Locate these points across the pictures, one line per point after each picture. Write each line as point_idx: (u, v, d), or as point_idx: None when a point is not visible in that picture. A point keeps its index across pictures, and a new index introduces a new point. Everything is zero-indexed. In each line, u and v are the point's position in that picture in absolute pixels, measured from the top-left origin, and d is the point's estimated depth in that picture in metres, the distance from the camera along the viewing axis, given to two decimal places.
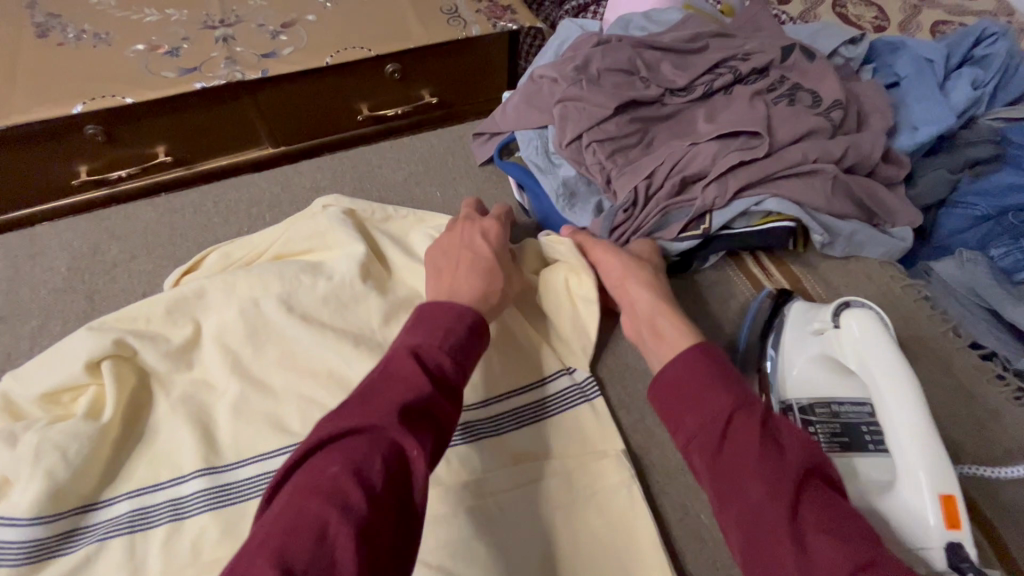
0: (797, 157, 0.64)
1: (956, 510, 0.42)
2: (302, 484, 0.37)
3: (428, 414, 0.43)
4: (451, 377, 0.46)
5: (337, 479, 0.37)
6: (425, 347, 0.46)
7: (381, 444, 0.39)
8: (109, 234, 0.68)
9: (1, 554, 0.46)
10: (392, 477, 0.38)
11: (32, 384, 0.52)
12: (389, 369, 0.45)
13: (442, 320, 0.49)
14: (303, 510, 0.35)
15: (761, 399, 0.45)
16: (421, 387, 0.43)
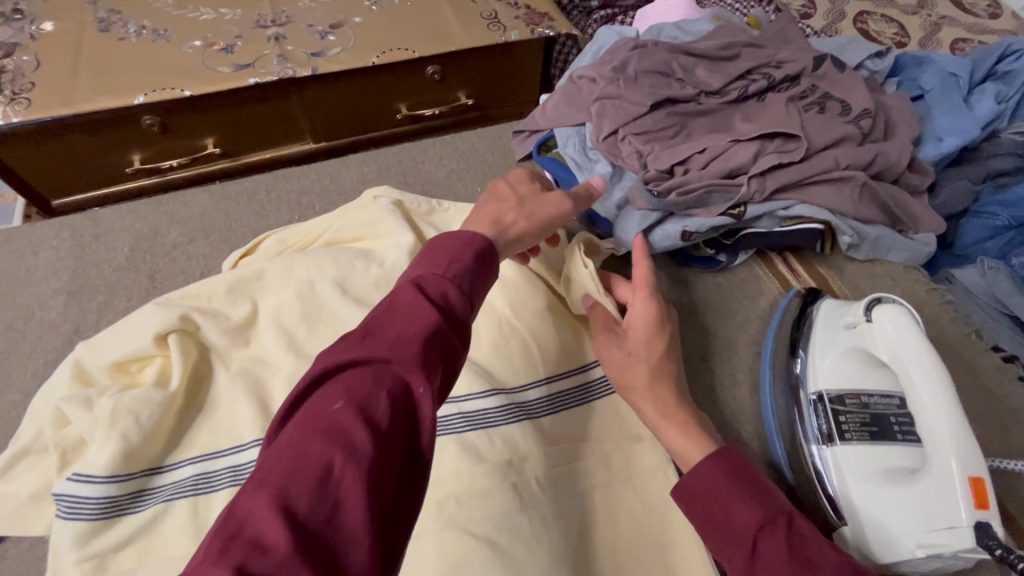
0: (829, 163, 0.67)
1: (984, 490, 0.45)
2: (299, 422, 0.32)
3: (438, 350, 0.36)
4: (460, 308, 0.40)
5: (339, 417, 0.31)
6: (430, 280, 0.40)
7: (385, 380, 0.33)
8: (167, 217, 0.71)
9: (78, 509, 0.49)
10: (399, 416, 0.33)
11: (103, 354, 0.56)
12: (392, 301, 0.38)
13: (448, 250, 0.42)
14: (303, 449, 0.30)
15: (788, 513, 0.44)
16: (428, 319, 0.37)
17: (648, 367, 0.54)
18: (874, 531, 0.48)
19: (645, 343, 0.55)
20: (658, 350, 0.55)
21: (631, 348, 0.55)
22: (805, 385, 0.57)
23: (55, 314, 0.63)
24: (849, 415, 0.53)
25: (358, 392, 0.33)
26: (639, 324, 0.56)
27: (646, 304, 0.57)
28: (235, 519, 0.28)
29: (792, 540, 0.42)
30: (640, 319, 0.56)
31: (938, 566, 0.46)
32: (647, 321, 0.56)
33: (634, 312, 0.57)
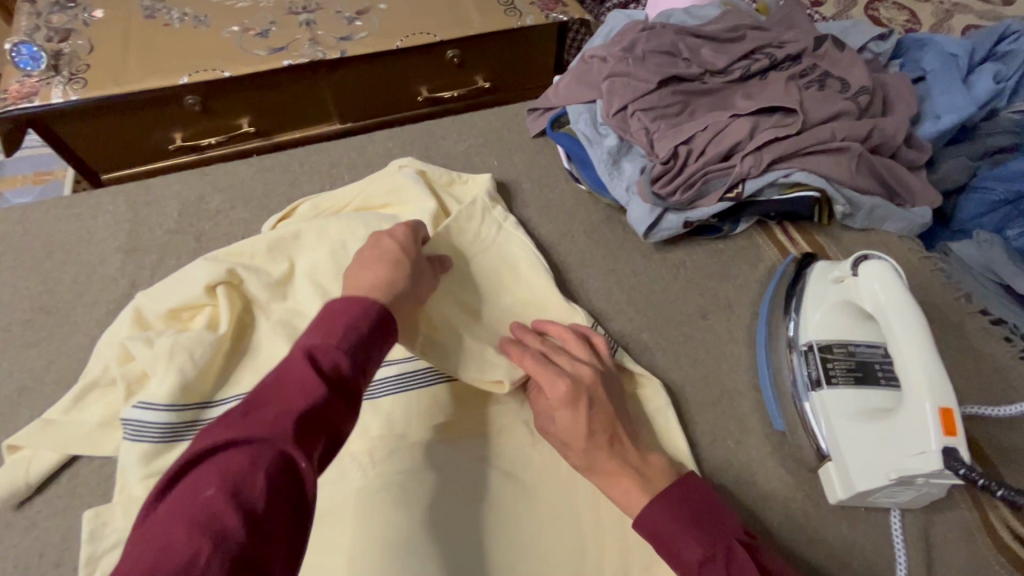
0: (826, 135, 0.71)
1: (952, 419, 0.48)
2: (167, 514, 0.31)
3: (326, 422, 0.37)
4: (354, 376, 0.40)
5: (209, 504, 0.31)
6: (322, 348, 0.40)
7: (264, 459, 0.33)
8: (211, 185, 0.77)
9: (142, 432, 0.55)
10: (279, 497, 0.32)
11: (160, 302, 0.62)
12: (281, 373, 0.39)
13: (345, 314, 0.43)
14: (168, 546, 0.29)
15: (724, 539, 0.48)
16: (316, 392, 0.37)
17: (580, 446, 0.53)
18: (853, 464, 0.53)
19: (570, 424, 0.53)
20: (582, 426, 0.52)
21: (560, 436, 0.53)
22: (798, 336, 0.62)
23: (114, 269, 0.70)
24: (837, 361, 0.58)
25: (232, 475, 0.32)
26: (556, 406, 0.54)
27: (556, 380, 0.54)
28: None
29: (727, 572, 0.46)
30: (555, 405, 0.54)
31: (913, 494, 0.52)
32: (562, 401, 0.53)
33: (550, 392, 0.55)
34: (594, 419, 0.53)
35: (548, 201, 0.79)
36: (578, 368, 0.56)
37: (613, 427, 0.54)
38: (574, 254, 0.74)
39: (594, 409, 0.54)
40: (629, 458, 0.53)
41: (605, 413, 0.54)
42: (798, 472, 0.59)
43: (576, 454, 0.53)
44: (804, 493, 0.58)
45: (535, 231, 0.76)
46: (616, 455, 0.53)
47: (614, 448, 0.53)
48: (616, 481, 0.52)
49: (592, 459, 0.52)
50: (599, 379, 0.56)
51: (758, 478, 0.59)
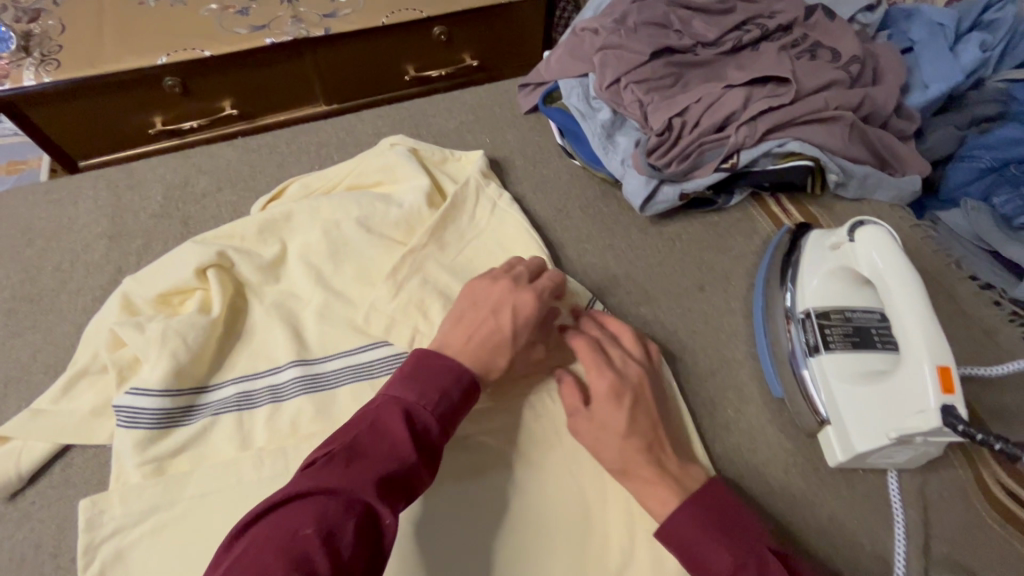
0: (820, 104, 0.71)
1: (950, 378, 0.48)
2: (269, 540, 0.35)
3: (404, 484, 0.43)
4: (434, 444, 0.47)
5: (309, 540, 0.36)
6: (415, 413, 0.46)
7: (356, 509, 0.39)
8: (196, 168, 0.75)
9: (138, 419, 0.54)
10: (362, 547, 0.38)
11: (149, 287, 0.61)
12: (376, 428, 0.45)
13: (439, 381, 0.49)
14: (270, 572, 0.33)
15: (756, 546, 0.47)
16: (404, 457, 0.44)
17: (617, 444, 0.52)
18: (851, 426, 0.54)
19: (613, 421, 0.53)
20: (626, 424, 0.53)
21: (597, 431, 0.53)
22: (796, 304, 0.62)
23: (99, 256, 0.68)
24: (835, 328, 0.58)
25: (330, 517, 0.37)
26: (599, 400, 0.54)
27: (610, 378, 0.55)
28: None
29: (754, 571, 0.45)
30: (599, 398, 0.54)
31: (911, 454, 0.53)
32: (607, 395, 0.54)
33: (592, 386, 0.55)
34: (636, 420, 0.53)
35: (542, 177, 0.78)
36: (626, 365, 0.57)
37: (655, 427, 0.54)
38: (570, 230, 0.73)
39: (636, 407, 0.54)
40: (668, 466, 0.53)
41: (648, 415, 0.54)
42: (798, 437, 0.60)
43: (612, 454, 0.52)
44: (804, 457, 0.59)
45: (530, 208, 0.75)
46: (654, 462, 0.52)
47: (653, 452, 0.53)
48: (651, 489, 0.51)
49: (629, 461, 0.52)
50: (646, 378, 0.57)
51: (760, 443, 0.60)
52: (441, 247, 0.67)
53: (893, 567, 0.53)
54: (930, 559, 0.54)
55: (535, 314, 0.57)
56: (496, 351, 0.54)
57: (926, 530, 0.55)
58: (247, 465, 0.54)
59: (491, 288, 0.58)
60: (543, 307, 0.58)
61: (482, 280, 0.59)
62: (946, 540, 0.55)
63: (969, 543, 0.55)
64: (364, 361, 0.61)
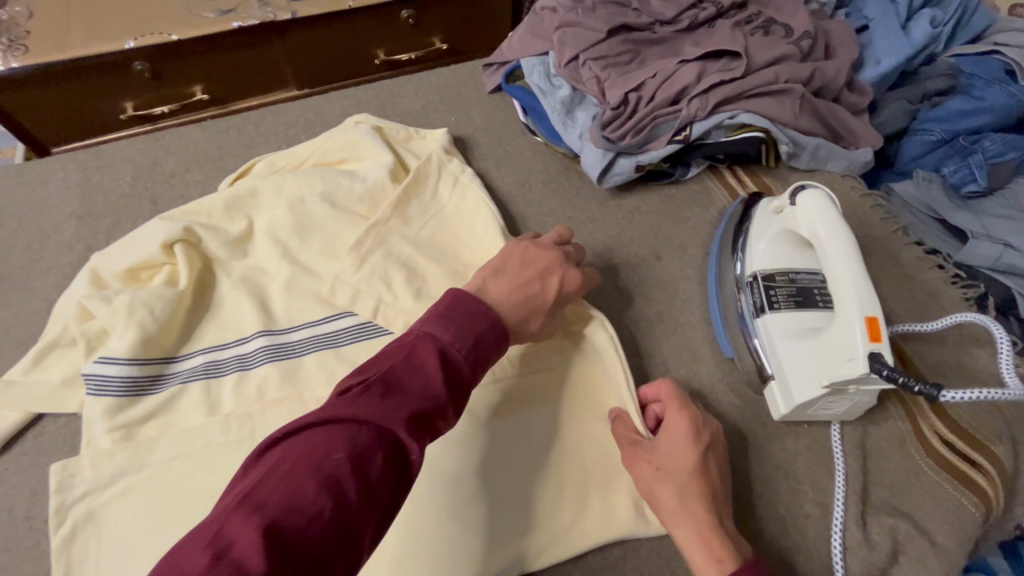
0: (770, 78, 0.73)
1: (877, 326, 0.51)
2: (300, 458, 0.36)
3: (436, 422, 0.42)
4: (466, 385, 0.45)
5: (339, 465, 0.36)
6: (450, 352, 0.45)
7: (386, 441, 0.38)
8: (165, 149, 0.76)
9: (107, 386, 0.56)
10: (389, 478, 0.38)
11: (117, 262, 0.62)
12: (412, 361, 0.43)
13: (476, 323, 0.48)
14: (300, 490, 0.34)
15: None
16: (436, 396, 0.42)
17: (678, 480, 0.52)
18: (792, 379, 0.57)
19: (678, 459, 0.53)
20: (692, 463, 0.52)
21: (660, 461, 0.53)
22: (744, 267, 0.65)
23: (69, 235, 0.69)
24: (779, 288, 0.61)
25: (360, 445, 0.37)
26: (673, 436, 0.54)
27: (684, 418, 0.55)
28: (223, 537, 0.32)
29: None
30: (673, 432, 0.54)
31: (847, 404, 0.56)
32: (683, 433, 0.54)
33: (668, 423, 0.56)
34: (704, 464, 0.53)
35: (505, 154, 0.80)
36: (706, 415, 0.57)
37: (721, 480, 0.53)
38: (532, 204, 0.75)
39: (709, 453, 0.54)
40: (724, 524, 0.50)
41: (716, 466, 0.54)
42: (746, 394, 0.63)
43: (671, 491, 0.52)
44: (752, 413, 0.62)
45: (493, 183, 0.77)
46: (711, 512, 0.50)
47: (712, 502, 0.51)
48: (702, 537, 0.49)
49: (686, 503, 0.51)
50: (722, 435, 0.56)
51: (711, 401, 0.62)
52: (404, 221, 0.69)
53: (833, 511, 0.56)
54: (868, 504, 0.57)
55: (574, 285, 0.60)
56: (535, 300, 0.56)
57: (865, 478, 0.58)
58: (214, 429, 0.56)
59: (539, 252, 0.60)
60: (581, 286, 0.61)
61: (534, 244, 0.61)
62: (885, 486, 0.58)
63: (907, 487, 0.57)
64: (328, 331, 0.63)
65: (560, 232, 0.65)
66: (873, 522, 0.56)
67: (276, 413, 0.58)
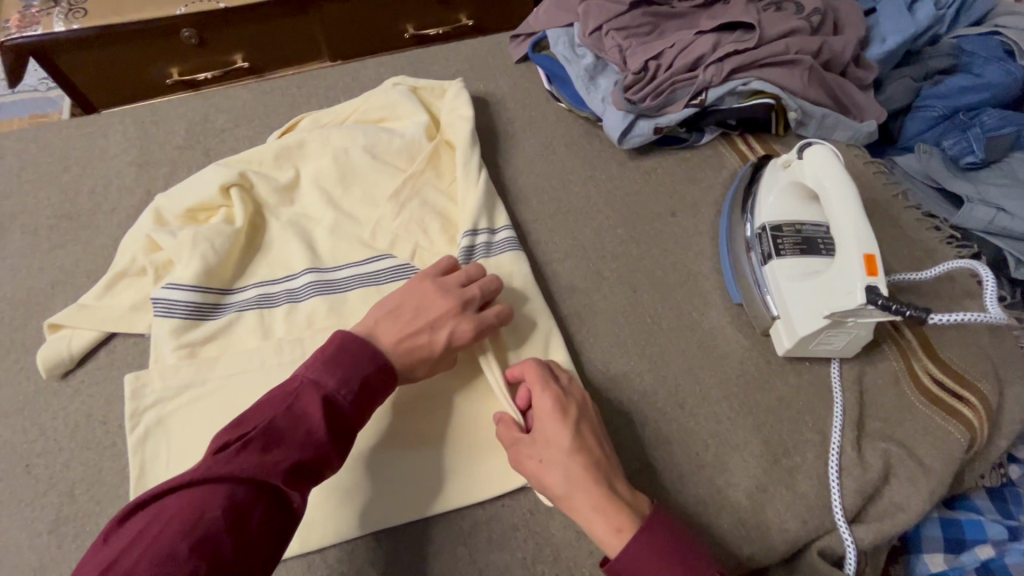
0: (781, 48, 0.78)
1: (875, 262, 0.56)
2: (173, 522, 0.39)
3: (318, 467, 0.47)
4: (350, 428, 0.50)
5: (213, 522, 0.40)
6: (335, 398, 0.49)
7: (264, 492, 0.43)
8: (215, 107, 0.82)
9: (173, 309, 0.62)
10: (266, 527, 0.42)
11: (178, 202, 0.68)
12: (295, 410, 0.47)
13: (360, 370, 0.51)
14: (172, 553, 0.37)
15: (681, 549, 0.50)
16: (319, 443, 0.47)
17: (562, 466, 0.52)
18: (796, 315, 0.62)
19: (553, 442, 0.54)
20: (568, 441, 0.53)
21: (542, 453, 0.54)
22: (755, 221, 0.70)
23: (130, 180, 0.75)
24: (786, 237, 0.66)
25: (237, 501, 0.41)
26: (546, 424, 0.55)
27: (548, 398, 0.56)
28: None
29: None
30: (546, 417, 0.55)
31: (847, 337, 0.61)
32: (554, 415, 0.55)
33: (538, 406, 0.56)
34: (579, 439, 0.54)
35: (530, 118, 0.85)
36: (571, 389, 0.58)
37: (600, 447, 0.55)
38: (554, 164, 0.81)
39: (583, 426, 0.55)
40: (616, 489, 0.52)
41: (593, 433, 0.55)
42: (754, 335, 0.68)
43: (558, 477, 0.52)
44: (758, 353, 0.67)
45: (519, 145, 0.83)
46: (602, 485, 0.52)
47: (599, 474, 0.52)
48: (598, 514, 0.50)
49: (575, 483, 0.52)
50: (589, 400, 0.58)
51: (721, 342, 0.68)
52: (437, 174, 0.74)
53: (831, 438, 0.62)
54: (863, 432, 0.62)
55: (464, 334, 0.58)
56: (417, 350, 0.56)
57: (862, 410, 0.63)
58: (268, 351, 0.62)
59: (436, 298, 0.59)
60: (479, 332, 0.59)
61: (433, 287, 0.60)
62: (879, 418, 0.63)
63: (899, 419, 0.63)
64: (371, 269, 0.68)
65: (469, 270, 0.63)
66: (867, 448, 0.61)
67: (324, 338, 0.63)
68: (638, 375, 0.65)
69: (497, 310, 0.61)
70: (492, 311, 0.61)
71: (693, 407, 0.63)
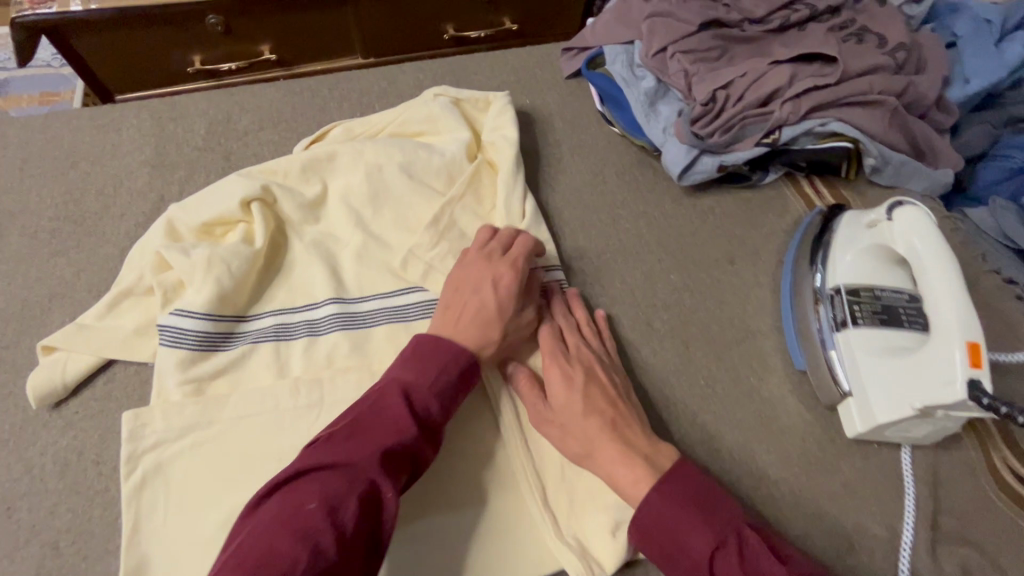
0: (864, 87, 0.71)
1: (979, 353, 0.50)
2: (279, 517, 0.42)
3: (408, 458, 0.48)
4: (436, 419, 0.51)
5: (314, 517, 0.41)
6: (417, 388, 0.51)
7: (360, 483, 0.44)
8: (238, 105, 0.75)
9: (182, 339, 0.56)
10: (365, 518, 0.43)
11: (195, 214, 0.62)
12: (378, 407, 0.49)
13: (438, 359, 0.53)
14: (278, 543, 0.40)
15: (705, 495, 0.49)
16: (405, 432, 0.48)
17: (577, 427, 0.53)
18: (874, 398, 0.56)
19: (566, 404, 0.54)
20: (579, 404, 0.53)
21: (557, 417, 0.54)
22: (825, 281, 0.63)
23: (142, 184, 0.68)
24: (863, 304, 0.60)
25: (333, 494, 0.43)
26: (555, 389, 0.55)
27: (553, 366, 0.56)
28: None
29: (742, 557, 0.45)
30: (551, 385, 0.55)
31: (929, 428, 0.55)
32: (561, 382, 0.55)
33: (548, 373, 0.56)
34: (591, 400, 0.54)
35: (580, 142, 0.78)
36: (582, 349, 0.58)
37: (615, 403, 0.54)
38: (604, 196, 0.74)
39: (593, 386, 0.55)
40: (638, 446, 0.52)
41: (604, 391, 0.55)
42: (817, 408, 0.61)
43: (575, 437, 0.53)
44: (821, 429, 0.60)
45: (566, 171, 0.76)
46: (620, 442, 0.52)
47: (618, 431, 0.52)
48: (617, 469, 0.51)
49: (591, 441, 0.52)
50: (599, 362, 0.58)
51: (781, 413, 0.61)
52: (478, 200, 0.67)
53: (901, 536, 0.55)
54: (938, 530, 0.56)
55: (505, 281, 0.58)
56: (487, 328, 0.55)
57: (936, 505, 0.57)
58: (283, 392, 0.56)
59: (469, 264, 0.59)
60: (518, 273, 0.59)
61: (466, 258, 0.60)
62: (954, 515, 0.57)
63: (977, 518, 0.56)
64: (400, 304, 0.62)
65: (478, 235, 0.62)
66: (942, 550, 0.54)
67: (344, 381, 0.57)
68: (689, 446, 0.59)
69: (517, 240, 0.61)
70: (517, 246, 0.61)
71: (748, 487, 0.57)
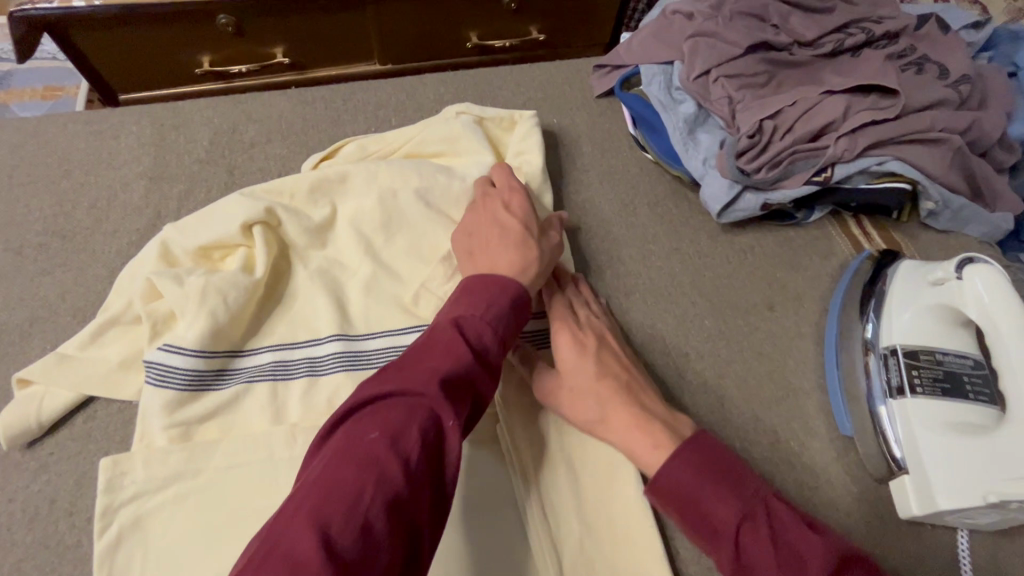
0: (925, 123, 0.65)
1: None
2: (337, 451, 0.36)
3: (468, 385, 0.43)
4: (491, 347, 0.46)
5: (376, 445, 0.36)
6: (468, 318, 0.46)
7: (420, 409, 0.39)
8: (246, 115, 0.70)
9: (169, 377, 0.51)
10: (431, 447, 0.38)
11: (192, 236, 0.57)
12: (429, 340, 0.45)
13: (486, 293, 0.48)
14: (339, 474, 0.35)
15: (734, 466, 0.44)
16: (461, 359, 0.43)
17: (589, 386, 0.50)
18: (936, 481, 0.50)
19: (577, 365, 0.52)
20: (591, 364, 0.52)
21: (567, 377, 0.52)
22: (878, 341, 0.58)
23: (138, 198, 0.63)
24: (923, 370, 0.54)
25: (393, 422, 0.38)
26: (564, 351, 0.53)
27: (559, 326, 0.54)
28: (270, 540, 0.32)
29: (771, 529, 0.41)
30: (562, 349, 0.53)
31: (999, 518, 0.49)
32: (573, 346, 0.53)
33: (559, 334, 0.54)
34: (601, 363, 0.52)
35: (609, 168, 0.72)
36: (592, 314, 0.57)
37: (626, 367, 0.53)
38: (633, 229, 0.68)
39: (604, 350, 0.53)
40: (653, 411, 0.49)
41: (615, 357, 0.53)
42: (865, 481, 0.55)
43: (587, 399, 0.50)
44: (870, 506, 0.54)
45: (593, 200, 0.70)
46: (633, 405, 0.49)
47: (630, 395, 0.50)
48: (629, 436, 0.48)
49: (604, 405, 0.50)
50: (609, 331, 0.56)
51: (824, 484, 0.55)
52: None
53: None
54: None
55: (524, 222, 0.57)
56: (521, 249, 0.54)
57: None
58: (277, 441, 0.50)
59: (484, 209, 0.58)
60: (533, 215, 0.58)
61: (481, 203, 0.59)
62: None
63: None
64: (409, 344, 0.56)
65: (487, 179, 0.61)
66: None
67: None
68: None
69: (519, 201, 0.59)
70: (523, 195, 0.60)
71: None
